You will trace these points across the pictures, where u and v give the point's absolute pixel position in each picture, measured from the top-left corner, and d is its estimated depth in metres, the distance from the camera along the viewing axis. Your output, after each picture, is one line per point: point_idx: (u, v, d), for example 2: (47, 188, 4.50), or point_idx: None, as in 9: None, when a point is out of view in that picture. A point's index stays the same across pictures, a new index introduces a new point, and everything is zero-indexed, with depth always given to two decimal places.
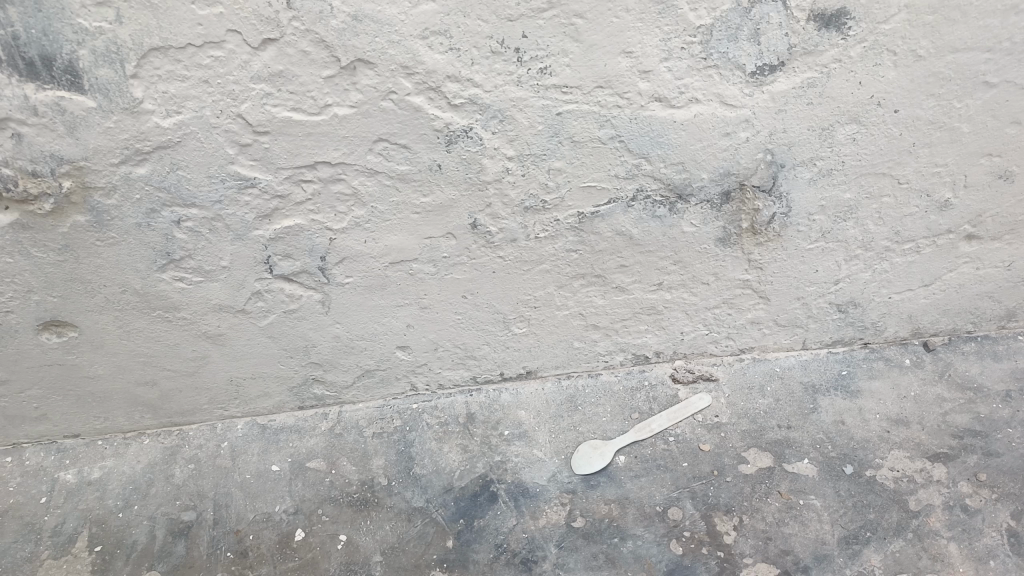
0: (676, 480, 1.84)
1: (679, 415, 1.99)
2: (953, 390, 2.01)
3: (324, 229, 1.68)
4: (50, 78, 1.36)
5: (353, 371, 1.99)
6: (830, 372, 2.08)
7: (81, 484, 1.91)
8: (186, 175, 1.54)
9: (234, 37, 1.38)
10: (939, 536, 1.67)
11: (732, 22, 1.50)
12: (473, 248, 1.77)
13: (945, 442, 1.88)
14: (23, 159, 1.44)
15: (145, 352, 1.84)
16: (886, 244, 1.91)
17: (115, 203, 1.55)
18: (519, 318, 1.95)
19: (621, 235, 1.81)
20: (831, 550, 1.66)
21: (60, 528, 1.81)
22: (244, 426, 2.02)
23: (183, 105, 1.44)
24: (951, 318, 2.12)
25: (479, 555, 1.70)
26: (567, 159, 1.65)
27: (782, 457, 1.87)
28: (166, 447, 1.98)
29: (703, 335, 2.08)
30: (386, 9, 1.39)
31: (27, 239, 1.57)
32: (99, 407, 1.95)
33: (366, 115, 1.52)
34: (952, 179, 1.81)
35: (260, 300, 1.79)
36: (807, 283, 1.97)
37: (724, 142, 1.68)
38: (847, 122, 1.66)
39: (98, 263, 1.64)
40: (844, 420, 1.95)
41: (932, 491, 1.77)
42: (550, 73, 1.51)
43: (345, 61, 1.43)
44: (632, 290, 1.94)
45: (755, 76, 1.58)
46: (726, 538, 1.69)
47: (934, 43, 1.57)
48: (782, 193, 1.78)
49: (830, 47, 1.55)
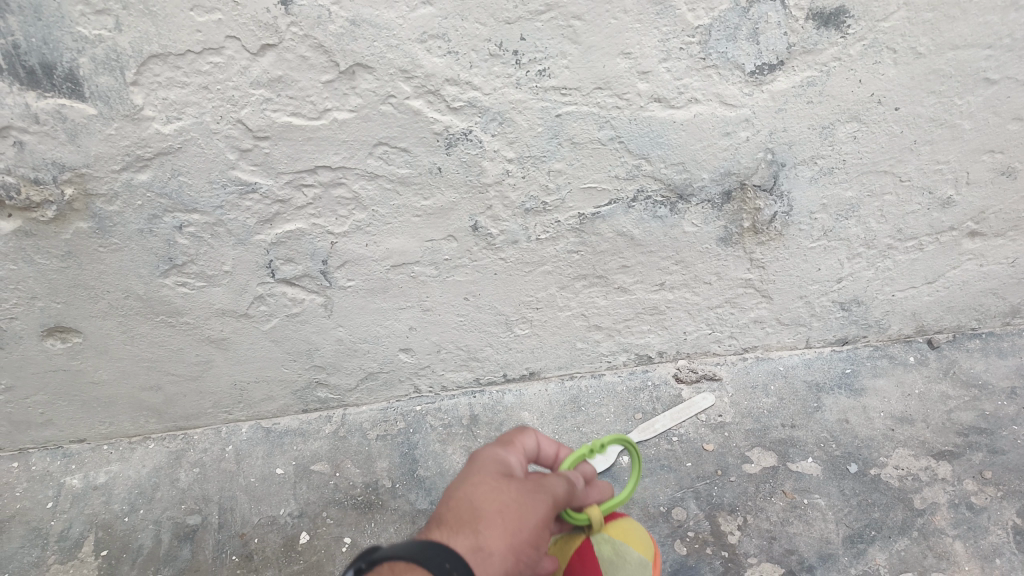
0: (680, 480, 1.83)
1: (682, 415, 1.99)
2: (957, 387, 2.01)
3: (325, 233, 1.69)
4: (50, 86, 1.36)
5: (356, 374, 2.00)
6: (833, 370, 2.08)
7: (87, 489, 1.91)
8: (187, 181, 1.54)
9: (232, 43, 1.37)
10: (944, 534, 1.67)
11: (730, 22, 1.49)
12: (475, 250, 1.77)
13: (950, 439, 1.87)
14: (26, 167, 1.45)
15: (149, 357, 1.85)
16: (889, 242, 1.91)
17: (117, 209, 1.55)
18: (521, 319, 1.95)
19: (622, 236, 1.81)
20: (836, 549, 1.66)
21: (66, 533, 1.82)
22: (249, 429, 2.04)
23: (182, 111, 1.44)
24: (954, 316, 2.11)
25: None
26: (567, 161, 1.65)
27: (786, 457, 1.87)
28: (171, 451, 2.00)
29: (706, 334, 2.08)
30: (383, 14, 1.38)
31: (30, 246, 1.58)
32: (105, 412, 1.96)
33: (366, 119, 1.52)
34: (954, 176, 1.80)
35: (263, 304, 1.80)
36: (810, 282, 1.97)
37: (723, 142, 1.67)
38: (848, 121, 1.66)
39: (102, 270, 1.65)
40: (848, 418, 1.95)
41: (937, 489, 1.76)
42: (549, 75, 1.51)
43: (344, 66, 1.43)
44: (634, 291, 1.94)
45: (754, 76, 1.57)
46: (731, 537, 1.69)
47: (933, 41, 1.56)
48: (782, 192, 1.77)
49: (829, 46, 1.54)
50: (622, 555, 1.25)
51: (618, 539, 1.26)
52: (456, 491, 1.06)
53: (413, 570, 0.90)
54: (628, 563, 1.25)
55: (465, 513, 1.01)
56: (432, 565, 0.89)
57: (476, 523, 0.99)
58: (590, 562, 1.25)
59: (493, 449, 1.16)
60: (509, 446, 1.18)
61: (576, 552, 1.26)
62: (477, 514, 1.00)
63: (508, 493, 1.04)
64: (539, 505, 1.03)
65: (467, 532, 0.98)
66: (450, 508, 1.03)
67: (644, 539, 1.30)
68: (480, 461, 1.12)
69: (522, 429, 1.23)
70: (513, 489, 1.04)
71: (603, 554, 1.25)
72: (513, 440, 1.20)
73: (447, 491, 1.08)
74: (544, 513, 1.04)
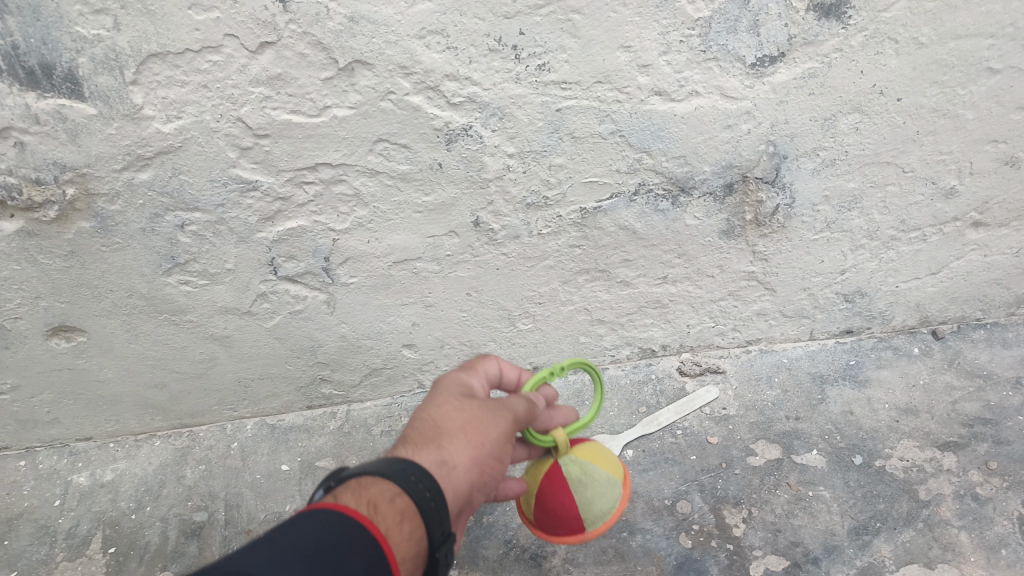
0: (685, 473, 1.83)
1: (686, 408, 1.99)
2: (962, 378, 2.00)
3: (327, 230, 1.69)
4: (49, 87, 1.36)
5: (360, 370, 2.00)
6: (838, 362, 2.08)
7: (94, 487, 1.93)
8: (188, 179, 1.54)
9: (231, 42, 1.37)
10: (950, 525, 1.67)
11: (730, 14, 1.48)
12: (477, 245, 1.77)
13: (955, 430, 1.87)
14: (27, 168, 1.46)
15: (153, 355, 1.86)
16: (892, 233, 1.90)
17: (119, 209, 1.56)
18: (524, 314, 1.95)
19: (624, 230, 1.80)
20: (840, 541, 1.66)
21: (74, 531, 1.83)
22: (254, 426, 2.05)
23: (182, 110, 1.44)
24: (959, 306, 2.10)
25: (489, 550, 1.70)
26: (568, 155, 1.65)
27: (791, 449, 1.86)
28: (177, 448, 2.01)
29: (709, 327, 2.08)
30: (382, 10, 1.38)
31: (33, 246, 1.59)
32: (110, 410, 1.97)
33: (366, 116, 1.51)
34: (957, 166, 1.79)
35: (266, 302, 1.80)
36: (813, 275, 1.97)
37: (724, 135, 1.66)
38: (850, 112, 1.65)
39: (105, 269, 1.66)
40: (853, 410, 1.94)
41: (942, 480, 1.76)
42: (548, 70, 1.50)
43: (343, 62, 1.43)
44: (637, 285, 1.93)
45: (755, 69, 1.57)
46: (735, 530, 1.69)
47: (935, 31, 1.54)
48: (785, 184, 1.76)
49: (829, 37, 1.53)
50: (590, 475, 1.30)
51: (584, 460, 1.32)
52: (422, 412, 1.14)
53: (380, 483, 0.97)
54: (596, 481, 1.30)
55: (430, 431, 1.09)
56: (399, 479, 0.98)
57: (440, 440, 1.08)
58: (560, 483, 1.30)
59: (457, 374, 1.24)
60: (473, 370, 1.27)
61: (545, 475, 1.31)
62: (442, 432, 1.09)
63: (471, 411, 1.12)
64: (499, 422, 1.11)
65: (432, 448, 1.06)
66: (416, 427, 1.11)
67: (609, 459, 1.36)
68: (444, 385, 1.20)
69: (485, 356, 1.32)
70: (476, 408, 1.13)
71: (571, 474, 1.30)
72: (475, 365, 1.29)
73: (414, 413, 1.17)
74: (504, 429, 1.12)
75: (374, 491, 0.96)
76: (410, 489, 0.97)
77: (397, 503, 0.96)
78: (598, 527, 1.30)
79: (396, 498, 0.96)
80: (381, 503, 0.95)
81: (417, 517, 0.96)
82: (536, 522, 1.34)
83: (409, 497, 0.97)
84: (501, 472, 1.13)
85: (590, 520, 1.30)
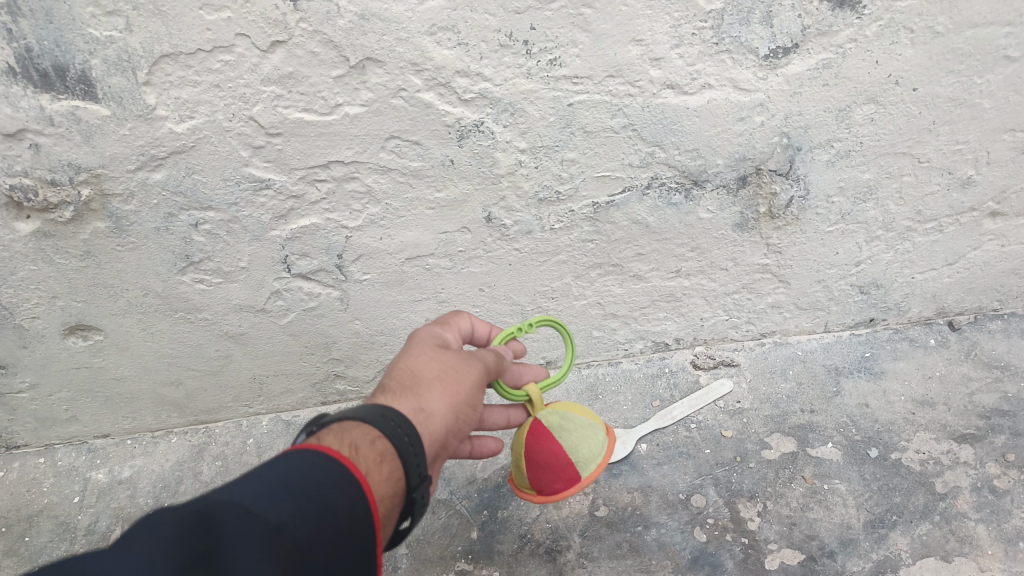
0: (699, 467, 1.83)
1: (700, 401, 1.98)
2: (979, 369, 1.99)
3: (340, 228, 1.69)
4: (64, 89, 1.37)
5: (374, 366, 2.01)
6: (853, 354, 2.06)
7: (112, 483, 1.95)
8: (201, 179, 1.55)
9: (243, 41, 1.37)
10: (967, 518, 1.66)
11: (743, 6, 1.46)
12: (489, 241, 1.77)
13: (971, 422, 1.86)
14: (42, 169, 1.47)
15: (169, 353, 1.88)
16: (907, 224, 1.88)
17: (133, 209, 1.57)
18: (537, 308, 1.95)
19: (637, 224, 1.80)
20: (856, 534, 1.65)
21: (93, 527, 1.85)
22: (269, 422, 2.06)
23: (195, 110, 1.45)
24: (976, 297, 2.08)
25: (504, 545, 1.71)
26: (580, 150, 1.64)
27: (806, 442, 1.86)
28: (194, 445, 2.03)
29: (723, 320, 2.07)
30: (392, 7, 1.37)
31: (50, 246, 1.60)
32: (128, 407, 2.00)
33: (377, 113, 1.51)
34: (974, 156, 1.77)
35: (280, 300, 1.81)
36: (828, 266, 1.95)
37: (737, 127, 1.65)
38: (864, 102, 1.63)
39: (120, 268, 1.67)
40: (869, 403, 1.93)
41: (959, 473, 1.75)
42: (560, 64, 1.49)
43: (354, 60, 1.42)
44: (650, 278, 1.93)
45: (768, 60, 1.55)
46: (750, 524, 1.69)
47: (951, 19, 1.52)
48: (799, 176, 1.75)
49: (843, 27, 1.51)
50: (568, 419, 1.36)
51: (560, 410, 1.38)
52: (399, 363, 1.18)
53: (361, 426, 1.02)
54: (575, 424, 1.36)
55: (407, 380, 1.14)
56: (378, 424, 1.02)
57: (417, 389, 1.12)
58: (544, 435, 1.34)
59: (433, 328, 1.29)
60: (447, 325, 1.32)
61: (528, 433, 1.35)
62: (418, 381, 1.13)
63: (445, 361, 1.17)
64: (473, 370, 1.17)
65: (410, 396, 1.11)
66: (393, 376, 1.15)
67: (585, 411, 1.42)
68: (419, 338, 1.24)
69: (458, 313, 1.37)
70: (450, 358, 1.17)
71: (552, 424, 1.35)
72: (450, 321, 1.33)
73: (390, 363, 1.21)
74: (478, 377, 1.17)
75: (355, 435, 1.01)
76: (390, 433, 1.02)
77: (377, 445, 1.01)
78: (591, 470, 1.32)
79: (376, 441, 1.01)
80: (362, 445, 1.00)
81: (395, 458, 1.01)
82: (533, 486, 1.35)
83: (389, 440, 1.02)
84: (475, 417, 1.18)
85: (582, 462, 1.32)
